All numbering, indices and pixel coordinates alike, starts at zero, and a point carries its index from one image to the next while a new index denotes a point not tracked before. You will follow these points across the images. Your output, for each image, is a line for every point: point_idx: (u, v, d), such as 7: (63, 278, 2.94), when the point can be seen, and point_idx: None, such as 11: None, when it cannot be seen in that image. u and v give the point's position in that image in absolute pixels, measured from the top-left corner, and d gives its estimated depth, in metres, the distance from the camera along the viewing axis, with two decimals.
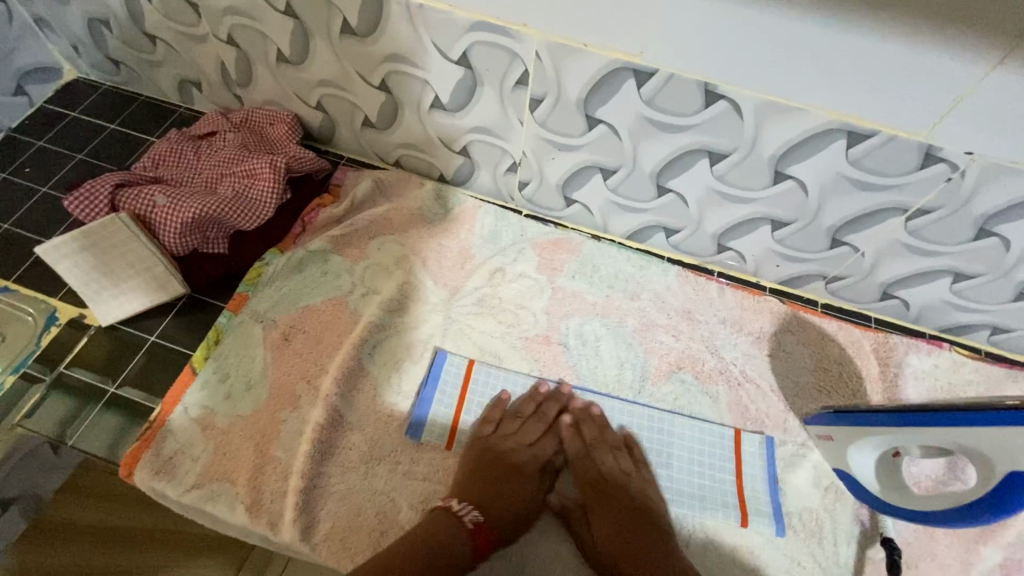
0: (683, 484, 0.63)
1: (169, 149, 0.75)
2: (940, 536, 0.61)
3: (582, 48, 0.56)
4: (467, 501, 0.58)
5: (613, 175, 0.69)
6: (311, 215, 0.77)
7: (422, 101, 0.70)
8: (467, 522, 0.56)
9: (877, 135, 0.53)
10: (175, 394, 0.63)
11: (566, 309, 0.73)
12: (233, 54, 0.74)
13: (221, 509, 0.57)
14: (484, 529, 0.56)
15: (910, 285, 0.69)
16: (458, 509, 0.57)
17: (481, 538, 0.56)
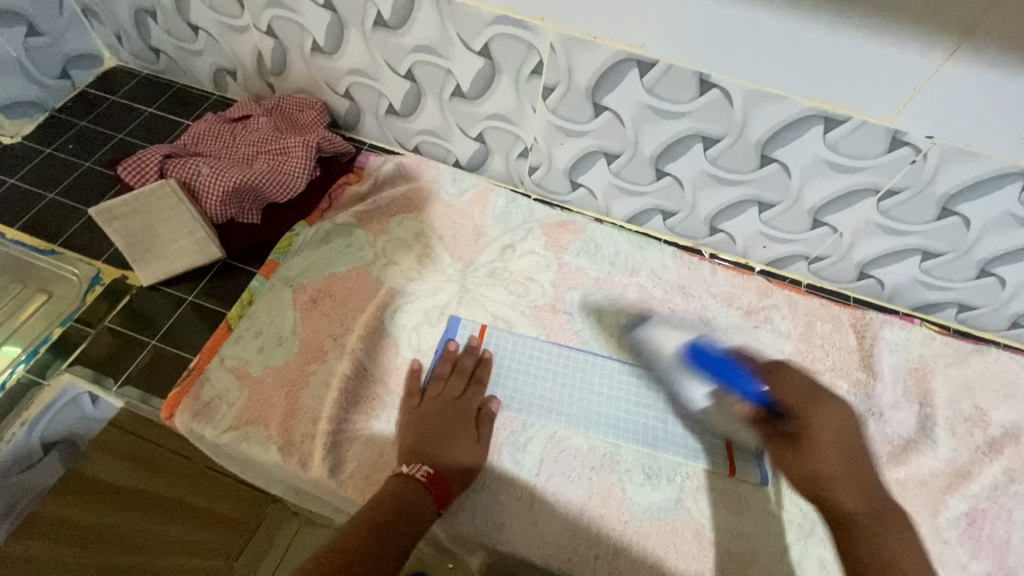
0: (663, 442, 0.67)
1: (207, 129, 0.82)
2: (911, 488, 0.68)
3: (592, 40, 0.63)
4: (420, 461, 0.60)
5: (616, 159, 0.76)
6: (337, 192, 0.83)
7: (444, 89, 0.77)
8: (418, 475, 0.58)
9: (850, 120, 0.61)
10: (212, 346, 0.68)
11: (571, 282, 0.80)
12: (271, 44, 0.81)
13: (256, 448, 0.63)
14: (437, 477, 0.59)
15: (884, 264, 0.76)
16: (409, 469, 0.59)
17: (436, 484, 0.59)
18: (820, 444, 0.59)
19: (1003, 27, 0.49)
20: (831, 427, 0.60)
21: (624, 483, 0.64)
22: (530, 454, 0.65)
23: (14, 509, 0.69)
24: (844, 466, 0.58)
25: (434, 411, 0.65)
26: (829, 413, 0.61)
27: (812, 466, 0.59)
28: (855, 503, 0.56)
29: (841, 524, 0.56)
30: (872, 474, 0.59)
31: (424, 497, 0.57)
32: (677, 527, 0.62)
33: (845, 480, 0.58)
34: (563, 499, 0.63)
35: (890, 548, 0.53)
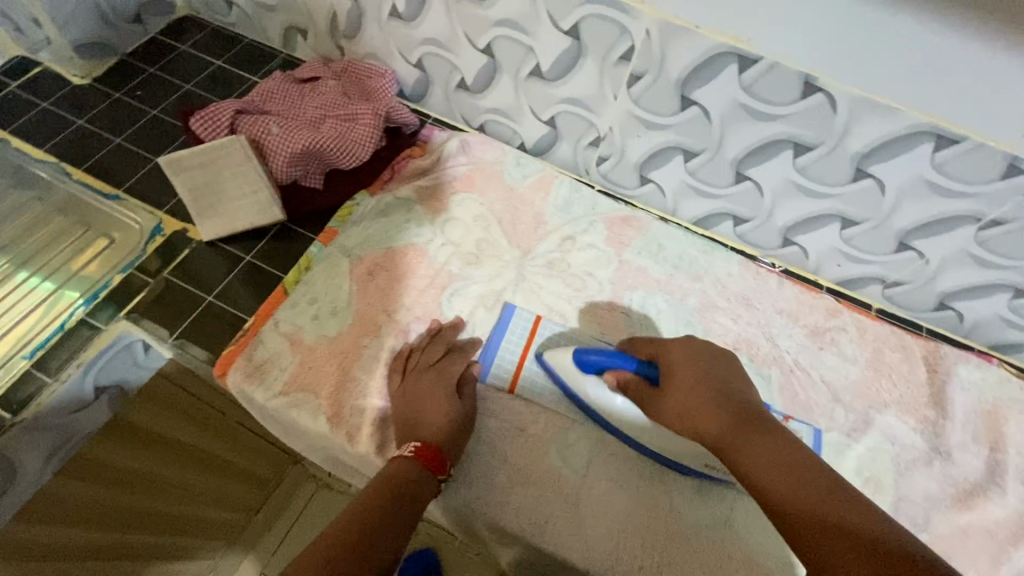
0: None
1: (276, 87, 0.80)
2: (972, 534, 0.64)
3: (693, 29, 0.59)
4: (411, 439, 0.60)
5: (694, 158, 0.73)
6: (400, 165, 0.81)
7: (522, 68, 0.74)
8: (408, 452, 0.58)
9: (965, 141, 0.56)
10: (268, 309, 0.68)
11: (630, 281, 0.77)
12: (348, 6, 0.79)
13: (305, 416, 0.62)
14: (427, 448, 0.58)
15: (968, 297, 0.72)
16: (402, 447, 0.59)
17: (426, 455, 0.57)
18: (676, 385, 0.56)
19: None
20: (688, 364, 0.57)
21: (673, 496, 0.62)
22: (577, 453, 0.63)
23: (61, 450, 0.69)
24: (703, 394, 0.54)
25: (420, 378, 0.64)
26: (677, 356, 0.58)
27: (681, 404, 0.55)
28: (726, 424, 0.51)
29: (715, 446, 0.51)
30: (747, 390, 0.55)
31: (421, 475, 0.57)
32: (724, 549, 0.60)
33: (698, 406, 0.53)
34: (607, 505, 0.61)
35: (776, 441, 0.48)
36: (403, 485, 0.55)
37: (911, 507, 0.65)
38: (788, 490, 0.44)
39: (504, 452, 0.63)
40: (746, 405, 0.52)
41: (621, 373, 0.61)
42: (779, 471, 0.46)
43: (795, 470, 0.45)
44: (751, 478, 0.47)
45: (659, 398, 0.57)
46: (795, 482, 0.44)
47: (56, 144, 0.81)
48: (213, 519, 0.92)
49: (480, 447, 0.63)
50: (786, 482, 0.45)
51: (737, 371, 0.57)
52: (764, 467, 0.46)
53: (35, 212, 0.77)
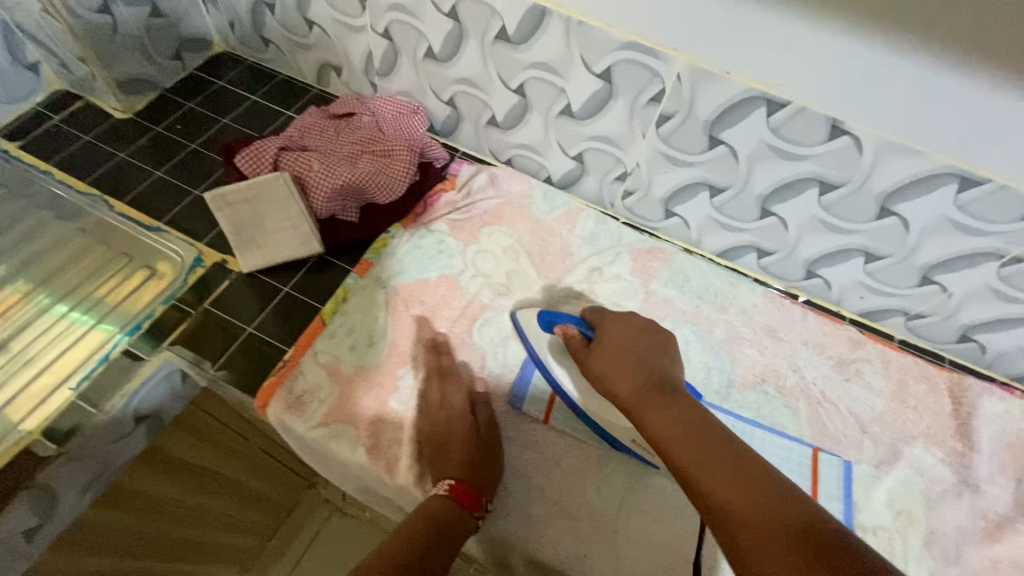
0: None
1: (313, 124, 0.83)
2: (1004, 568, 0.65)
3: (723, 75, 0.62)
4: (443, 474, 0.60)
5: (719, 194, 0.75)
6: (432, 197, 0.83)
7: (553, 107, 0.76)
8: (443, 489, 0.58)
9: (989, 183, 0.58)
10: (307, 340, 0.69)
11: (658, 312, 0.79)
12: (384, 46, 0.82)
13: (344, 447, 0.63)
14: (460, 485, 0.58)
15: (990, 329, 0.73)
16: (435, 486, 0.60)
17: (461, 493, 0.58)
18: (603, 347, 0.62)
19: None
20: (614, 337, 0.62)
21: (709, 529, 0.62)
22: (613, 485, 0.64)
23: (98, 479, 0.70)
24: (622, 367, 0.59)
25: (448, 418, 0.64)
26: (613, 327, 0.64)
27: (604, 370, 0.60)
28: (634, 390, 0.56)
29: (629, 410, 0.56)
30: (666, 366, 0.60)
31: (456, 511, 0.57)
32: None
33: (618, 369, 0.59)
34: (644, 539, 0.61)
35: (692, 427, 0.50)
36: (439, 519, 0.56)
37: (942, 540, 0.66)
38: (719, 484, 0.44)
39: (540, 484, 0.64)
40: (664, 385, 0.56)
41: (566, 326, 0.66)
42: (686, 438, 0.49)
43: (712, 453, 0.47)
44: (664, 441, 0.51)
45: (589, 355, 0.62)
46: (699, 459, 0.47)
47: (98, 178, 0.83)
48: (234, 546, 0.93)
49: (515, 478, 0.64)
50: (692, 452, 0.48)
51: (662, 350, 0.62)
52: (681, 448, 0.49)
53: (79, 243, 0.79)
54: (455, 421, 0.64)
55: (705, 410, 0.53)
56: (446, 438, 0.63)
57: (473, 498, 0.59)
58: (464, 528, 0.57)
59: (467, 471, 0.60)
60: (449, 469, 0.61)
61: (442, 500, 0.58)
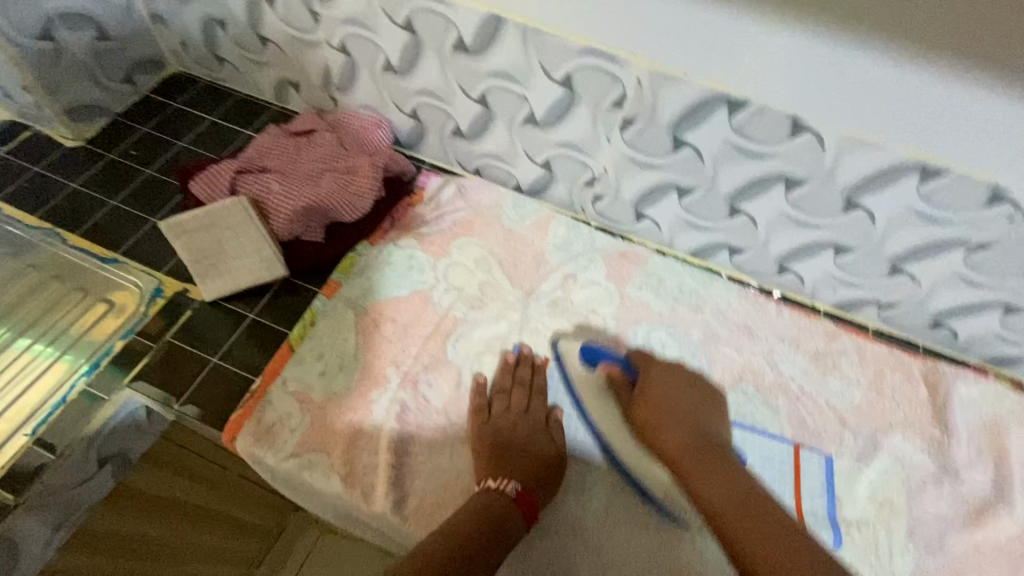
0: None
1: (273, 144, 0.81)
2: (986, 553, 0.65)
3: (683, 77, 0.62)
4: (506, 477, 0.60)
5: (688, 195, 0.74)
6: (399, 214, 0.82)
7: (517, 115, 0.75)
8: (509, 491, 0.58)
9: (949, 173, 0.59)
10: (275, 368, 0.67)
11: (633, 317, 0.78)
12: (341, 60, 0.80)
13: (317, 477, 0.61)
14: (525, 493, 0.59)
15: (961, 316, 0.74)
16: (497, 485, 0.59)
17: (526, 502, 0.59)
18: (648, 398, 0.68)
19: None
20: (663, 386, 0.68)
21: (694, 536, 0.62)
22: (595, 497, 0.64)
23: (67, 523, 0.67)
24: (669, 422, 0.65)
25: (508, 422, 0.65)
26: (660, 374, 0.69)
27: (653, 424, 0.66)
28: (682, 449, 0.63)
29: (674, 463, 0.63)
30: (713, 425, 0.66)
31: (516, 517, 0.57)
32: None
33: (667, 425, 0.65)
34: (630, 550, 0.61)
35: (731, 491, 0.59)
36: (498, 522, 0.56)
37: (925, 529, 0.66)
38: (751, 543, 0.55)
39: None
40: (707, 445, 0.63)
41: (611, 367, 0.71)
42: (737, 510, 0.57)
43: (764, 525, 0.55)
44: (713, 508, 0.59)
45: (634, 405, 0.68)
46: (755, 535, 0.55)
47: (50, 209, 0.80)
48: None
49: None
50: (746, 526, 0.56)
51: (706, 400, 0.68)
52: (726, 514, 0.57)
53: (30, 279, 0.76)
54: (518, 425, 0.65)
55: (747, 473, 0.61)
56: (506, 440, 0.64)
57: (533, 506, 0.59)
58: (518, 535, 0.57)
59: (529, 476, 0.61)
60: (514, 471, 0.61)
61: (508, 503, 0.58)
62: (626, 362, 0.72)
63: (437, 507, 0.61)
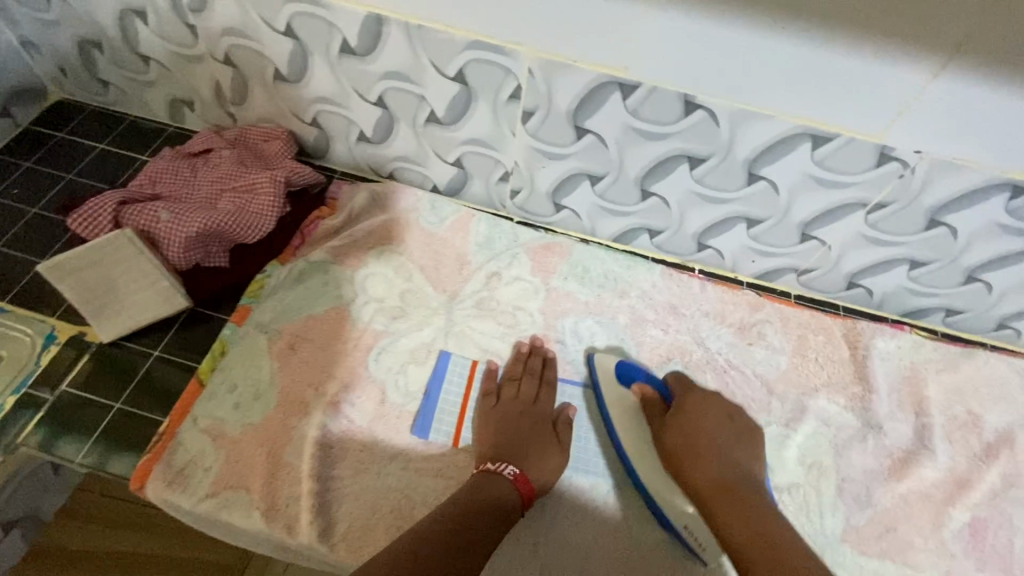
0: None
1: (166, 167, 0.76)
2: (913, 502, 0.67)
3: (572, 64, 0.60)
4: (505, 459, 0.62)
5: (600, 181, 0.74)
6: (310, 227, 0.78)
7: (418, 116, 0.73)
8: (509, 473, 0.60)
9: (838, 138, 0.59)
10: (184, 406, 0.64)
11: (560, 309, 0.77)
12: (229, 73, 0.76)
13: (237, 516, 0.58)
14: (524, 476, 0.61)
15: (872, 274, 0.75)
16: (495, 467, 0.61)
17: (522, 481, 0.60)
18: (683, 419, 0.66)
19: (998, 39, 0.48)
20: (700, 416, 0.67)
21: (630, 521, 0.64)
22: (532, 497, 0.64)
23: None
24: (701, 454, 0.64)
25: (514, 412, 0.67)
26: (700, 400, 0.68)
27: (684, 446, 0.65)
28: (710, 484, 0.62)
29: (701, 501, 0.61)
30: (745, 460, 0.64)
31: (511, 497, 0.59)
32: (687, 564, 0.62)
33: (697, 457, 0.64)
34: (569, 545, 0.62)
35: (756, 526, 0.58)
36: (489, 501, 0.58)
37: (853, 485, 0.68)
38: (767, 574, 0.53)
39: None
40: (739, 482, 0.62)
41: (644, 387, 0.70)
42: (761, 547, 0.56)
43: (787, 567, 0.53)
44: (736, 543, 0.57)
45: (666, 424, 0.67)
46: (778, 574, 0.53)
47: None
48: None
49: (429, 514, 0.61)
50: (767, 563, 0.54)
51: (748, 440, 0.66)
52: (747, 547, 0.56)
53: None
54: (525, 414, 0.67)
55: (777, 514, 0.59)
56: (511, 428, 0.65)
57: (530, 488, 0.61)
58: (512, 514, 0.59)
59: (529, 461, 0.63)
60: (516, 456, 0.63)
61: (505, 482, 0.60)
62: (660, 383, 0.71)
63: (366, 529, 0.59)
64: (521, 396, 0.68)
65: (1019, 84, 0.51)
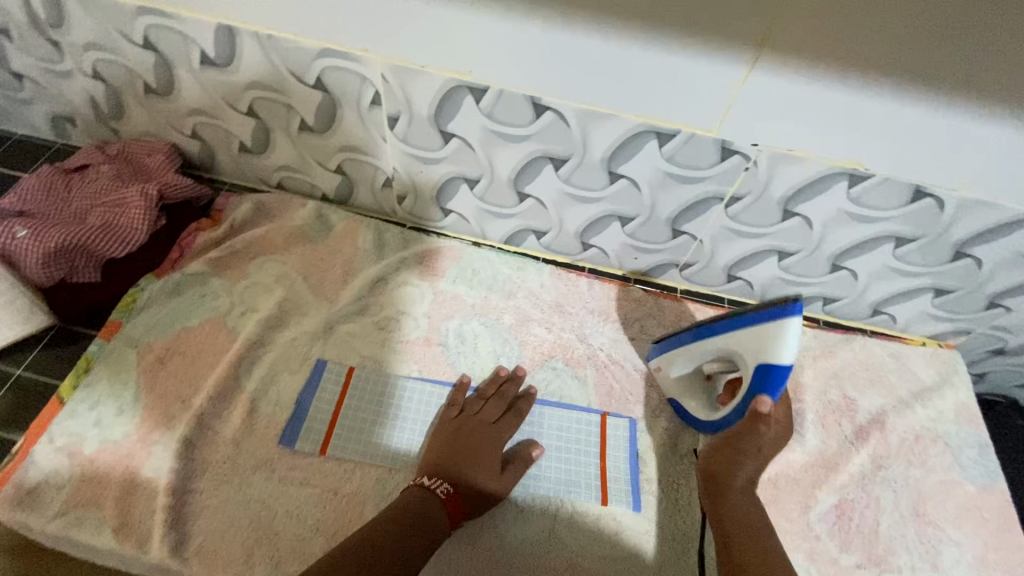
0: (535, 479, 0.67)
1: (38, 183, 0.75)
2: (784, 486, 0.69)
3: (421, 69, 0.62)
4: (441, 476, 0.62)
5: (477, 184, 0.75)
6: (189, 239, 0.77)
7: (291, 125, 0.73)
8: (441, 492, 0.60)
9: (680, 134, 0.61)
10: (41, 424, 0.62)
11: (446, 312, 0.77)
12: (101, 88, 0.75)
13: (87, 535, 0.58)
14: (455, 496, 0.61)
15: (748, 266, 0.77)
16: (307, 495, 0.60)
17: (453, 504, 0.60)
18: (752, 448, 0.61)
19: (796, 37, 0.50)
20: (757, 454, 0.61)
21: (497, 519, 0.64)
22: None
23: None
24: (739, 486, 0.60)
25: (471, 428, 0.67)
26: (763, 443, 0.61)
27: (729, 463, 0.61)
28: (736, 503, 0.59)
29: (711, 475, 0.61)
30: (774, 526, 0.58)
31: (438, 511, 0.59)
32: (550, 561, 0.62)
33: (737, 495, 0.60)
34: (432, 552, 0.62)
35: (756, 531, 0.56)
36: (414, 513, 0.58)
37: None
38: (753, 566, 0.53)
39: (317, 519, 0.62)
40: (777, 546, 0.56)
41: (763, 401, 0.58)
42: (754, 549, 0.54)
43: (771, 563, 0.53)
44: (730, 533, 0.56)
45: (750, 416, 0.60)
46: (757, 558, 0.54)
47: None
48: None
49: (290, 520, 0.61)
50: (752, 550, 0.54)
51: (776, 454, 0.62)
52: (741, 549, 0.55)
53: None
54: (478, 435, 0.66)
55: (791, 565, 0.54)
56: (460, 447, 0.65)
57: (460, 508, 0.61)
58: (440, 532, 0.58)
59: (465, 480, 0.63)
60: (455, 472, 0.63)
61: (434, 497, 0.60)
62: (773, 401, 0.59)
63: (222, 542, 0.59)
64: (479, 416, 0.68)
65: (830, 79, 0.53)
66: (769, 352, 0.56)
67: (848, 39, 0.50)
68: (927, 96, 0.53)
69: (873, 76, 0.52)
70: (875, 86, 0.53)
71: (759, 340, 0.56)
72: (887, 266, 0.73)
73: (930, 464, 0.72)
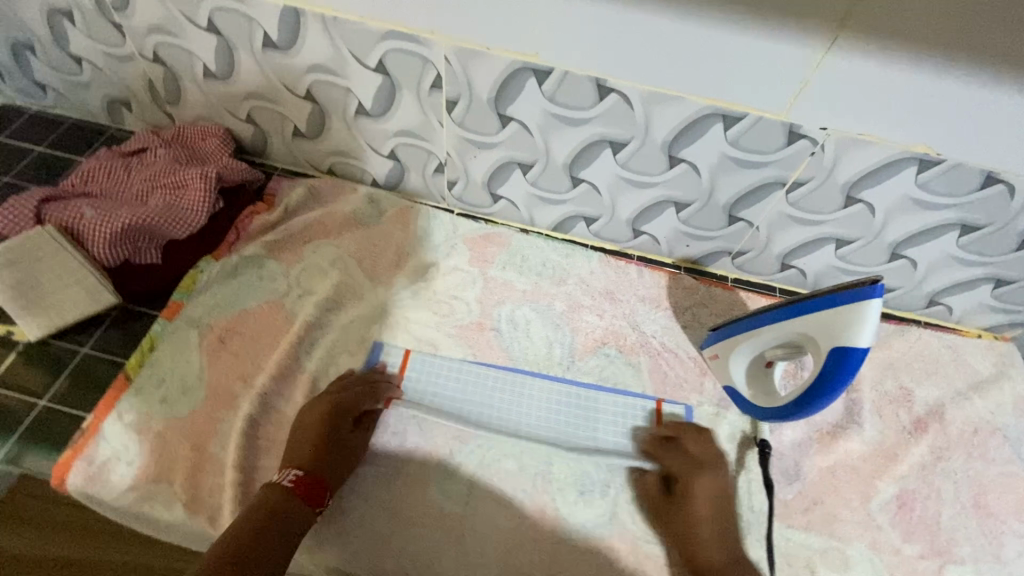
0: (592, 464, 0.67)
1: (99, 165, 0.76)
2: (842, 475, 0.68)
3: (485, 51, 0.61)
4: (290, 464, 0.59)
5: (531, 169, 0.74)
6: (244, 223, 0.78)
7: (347, 109, 0.73)
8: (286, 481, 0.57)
9: (747, 117, 0.61)
10: (110, 400, 0.63)
11: (497, 297, 0.77)
12: (160, 71, 0.76)
13: (159, 508, 0.59)
14: (304, 481, 0.57)
15: (803, 254, 0.77)
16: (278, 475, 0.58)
17: (307, 487, 0.57)
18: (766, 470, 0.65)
19: (878, 17, 0.50)
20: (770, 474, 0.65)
21: (555, 502, 0.65)
22: (457, 482, 0.65)
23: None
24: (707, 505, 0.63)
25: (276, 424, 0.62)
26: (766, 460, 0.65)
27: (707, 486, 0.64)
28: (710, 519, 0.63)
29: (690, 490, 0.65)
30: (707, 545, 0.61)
31: (294, 504, 0.56)
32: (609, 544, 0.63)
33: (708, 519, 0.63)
34: (490, 534, 0.62)
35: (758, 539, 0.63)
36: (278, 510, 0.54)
37: (782, 459, 0.69)
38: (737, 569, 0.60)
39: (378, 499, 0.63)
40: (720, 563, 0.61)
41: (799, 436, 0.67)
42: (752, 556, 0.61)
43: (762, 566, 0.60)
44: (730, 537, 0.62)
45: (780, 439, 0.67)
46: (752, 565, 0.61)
47: None
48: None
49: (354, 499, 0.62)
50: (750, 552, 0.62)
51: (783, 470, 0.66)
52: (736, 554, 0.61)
53: None
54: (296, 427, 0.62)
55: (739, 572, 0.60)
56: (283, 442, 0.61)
57: (317, 489, 0.58)
58: (305, 522, 0.56)
59: (312, 462, 0.59)
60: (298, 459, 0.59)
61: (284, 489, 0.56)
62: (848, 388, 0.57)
63: None
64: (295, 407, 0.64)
65: (909, 60, 0.52)
66: (843, 336, 0.55)
67: (935, 17, 0.49)
68: (1010, 79, 0.52)
69: (956, 57, 0.51)
70: (957, 67, 0.52)
71: (834, 323, 0.55)
72: (949, 255, 0.71)
73: (991, 456, 0.71)
